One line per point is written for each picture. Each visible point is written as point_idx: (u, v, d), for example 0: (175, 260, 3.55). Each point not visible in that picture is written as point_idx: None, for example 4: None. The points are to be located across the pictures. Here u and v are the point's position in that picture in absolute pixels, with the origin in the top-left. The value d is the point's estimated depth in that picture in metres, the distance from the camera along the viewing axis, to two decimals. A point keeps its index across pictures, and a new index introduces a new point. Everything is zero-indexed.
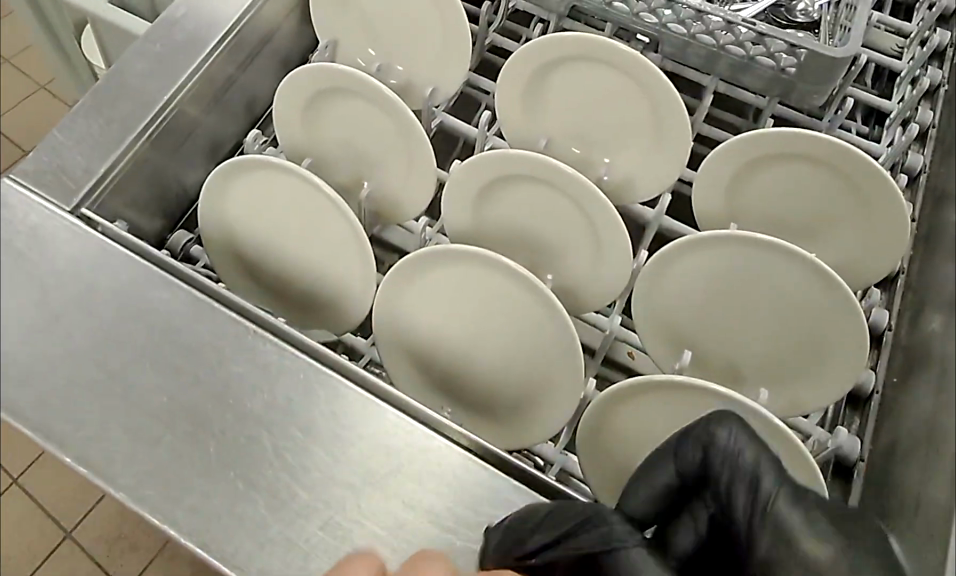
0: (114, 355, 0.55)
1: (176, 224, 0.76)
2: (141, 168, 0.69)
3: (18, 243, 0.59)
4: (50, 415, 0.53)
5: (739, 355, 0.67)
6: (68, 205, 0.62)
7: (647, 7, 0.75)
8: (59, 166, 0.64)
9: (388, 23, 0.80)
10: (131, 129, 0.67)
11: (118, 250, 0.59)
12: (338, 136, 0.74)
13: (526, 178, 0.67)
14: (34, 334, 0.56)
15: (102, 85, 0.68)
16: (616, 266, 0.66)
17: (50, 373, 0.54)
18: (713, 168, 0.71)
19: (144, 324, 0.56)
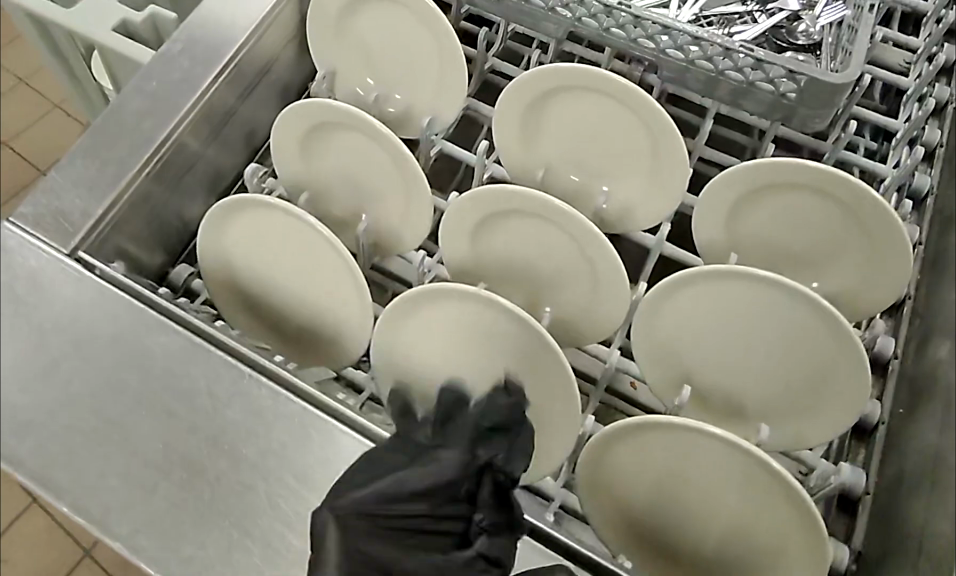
0: (111, 402, 0.56)
1: (178, 258, 0.76)
2: (140, 206, 0.69)
3: (18, 289, 0.60)
4: (48, 464, 0.54)
5: (740, 388, 0.67)
6: (66, 248, 0.63)
7: (644, 33, 0.75)
8: (57, 208, 0.65)
9: (385, 52, 0.80)
10: (128, 168, 0.67)
11: (116, 295, 0.60)
12: (335, 169, 0.74)
13: (521, 213, 0.67)
14: (33, 381, 0.56)
15: (100, 124, 0.68)
16: (615, 300, 0.66)
17: (48, 421, 0.55)
18: (712, 198, 0.70)
19: (140, 370, 0.57)
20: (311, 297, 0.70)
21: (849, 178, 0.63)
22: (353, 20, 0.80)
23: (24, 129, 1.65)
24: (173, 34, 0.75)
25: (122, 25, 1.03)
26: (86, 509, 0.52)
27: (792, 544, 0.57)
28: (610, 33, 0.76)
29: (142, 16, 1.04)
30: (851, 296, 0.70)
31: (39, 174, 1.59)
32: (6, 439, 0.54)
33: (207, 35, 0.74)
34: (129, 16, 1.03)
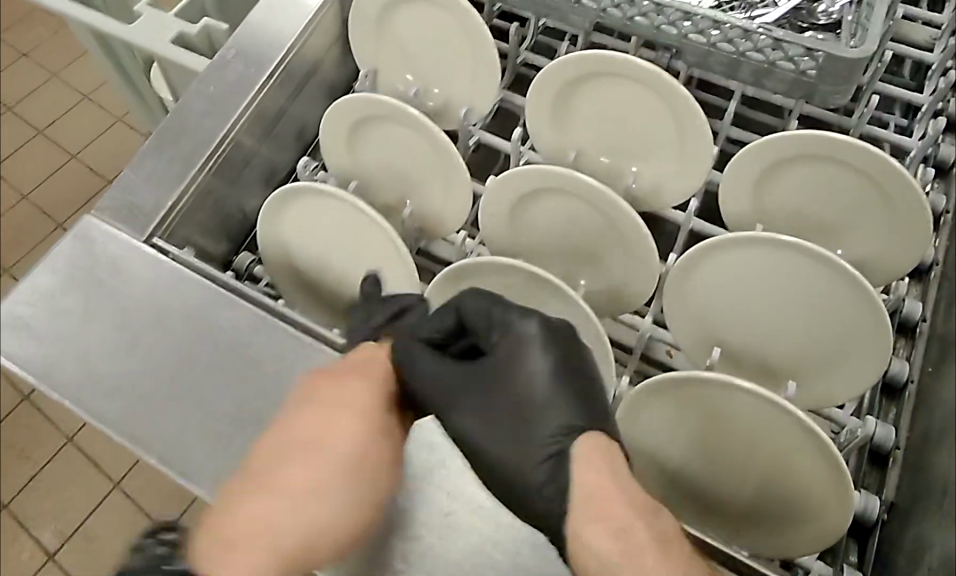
0: (189, 369, 0.62)
1: (240, 247, 0.83)
2: (204, 199, 0.75)
3: (102, 273, 0.67)
4: (138, 423, 0.61)
5: (767, 348, 0.70)
6: (142, 236, 0.69)
7: (667, 20, 0.79)
8: (131, 201, 0.71)
9: (422, 49, 0.85)
10: (192, 164, 0.73)
11: (188, 276, 0.66)
12: (381, 159, 0.80)
13: (555, 192, 0.71)
14: (120, 353, 0.63)
15: (166, 125, 0.75)
16: (647, 271, 0.70)
17: (136, 387, 0.62)
18: (737, 171, 0.74)
19: (213, 341, 0.64)
20: (363, 277, 0.75)
21: (864, 146, 0.66)
22: (391, 21, 0.85)
23: (90, 142, 1.76)
24: (228, 41, 0.81)
25: (180, 37, 1.11)
26: (173, 464, 0.59)
27: (817, 491, 0.61)
28: (633, 22, 0.81)
29: (197, 29, 1.11)
30: (876, 262, 0.73)
31: (106, 183, 1.70)
32: (101, 404, 0.61)
33: (257, 40, 0.80)
34: (186, 29, 1.11)
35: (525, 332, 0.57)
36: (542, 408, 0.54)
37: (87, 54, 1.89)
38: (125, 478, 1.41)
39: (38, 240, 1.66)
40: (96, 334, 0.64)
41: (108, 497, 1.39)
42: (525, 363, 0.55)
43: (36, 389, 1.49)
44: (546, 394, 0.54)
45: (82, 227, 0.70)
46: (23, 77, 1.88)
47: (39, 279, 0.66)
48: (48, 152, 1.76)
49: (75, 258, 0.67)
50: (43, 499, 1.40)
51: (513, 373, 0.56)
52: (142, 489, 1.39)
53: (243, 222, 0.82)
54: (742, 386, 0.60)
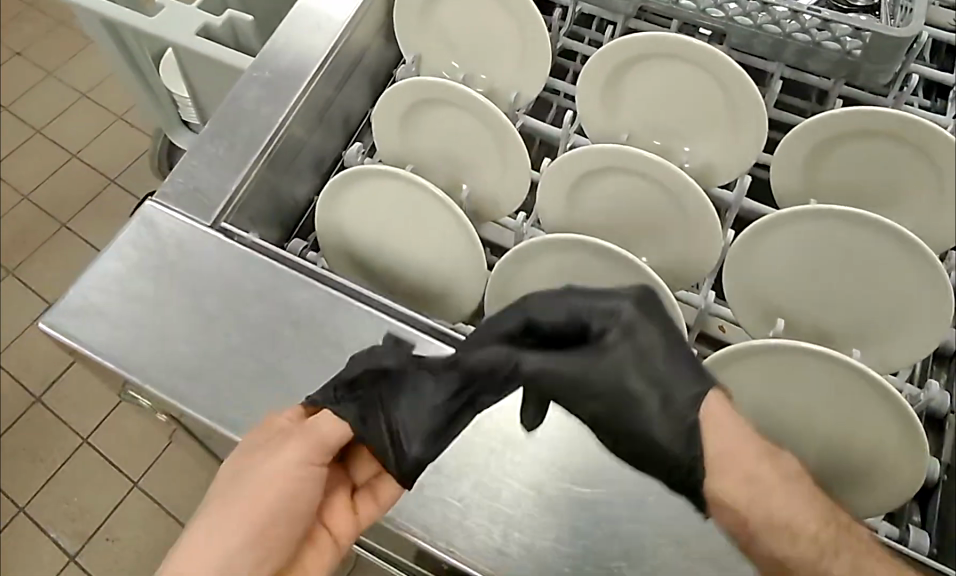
0: (268, 350, 0.62)
1: (291, 233, 0.82)
2: (263, 186, 0.75)
3: (171, 258, 0.67)
4: (220, 404, 0.60)
5: (826, 317, 0.72)
6: (208, 221, 0.69)
7: (714, 3, 0.80)
8: (195, 187, 0.71)
9: (468, 35, 0.85)
10: (253, 149, 0.73)
11: (259, 259, 0.66)
12: (433, 143, 0.80)
13: (614, 170, 0.72)
14: (197, 336, 0.63)
15: (225, 112, 0.75)
16: (709, 243, 0.71)
17: (216, 369, 0.61)
18: (788, 152, 0.76)
19: (289, 321, 0.63)
20: (424, 258, 0.76)
21: (904, 115, 0.68)
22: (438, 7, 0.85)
23: (91, 141, 1.73)
24: (279, 27, 0.81)
25: (205, 29, 1.10)
26: None
27: (892, 446, 0.63)
28: (680, 5, 0.82)
29: (222, 20, 1.10)
30: (927, 233, 0.75)
31: (108, 182, 1.68)
32: (180, 386, 0.61)
33: (308, 27, 0.80)
34: (210, 20, 1.10)
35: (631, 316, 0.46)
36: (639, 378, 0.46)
37: (84, 53, 1.86)
38: (143, 478, 1.38)
39: (41, 241, 1.63)
40: (172, 317, 0.63)
41: (126, 498, 1.36)
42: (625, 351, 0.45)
43: (48, 391, 1.46)
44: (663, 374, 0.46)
45: (146, 213, 0.69)
46: (18, 76, 1.84)
47: (111, 267, 0.66)
48: (47, 152, 1.73)
49: (143, 247, 0.67)
50: (60, 501, 1.37)
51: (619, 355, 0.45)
52: (162, 485, 1.37)
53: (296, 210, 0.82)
54: (813, 351, 0.61)
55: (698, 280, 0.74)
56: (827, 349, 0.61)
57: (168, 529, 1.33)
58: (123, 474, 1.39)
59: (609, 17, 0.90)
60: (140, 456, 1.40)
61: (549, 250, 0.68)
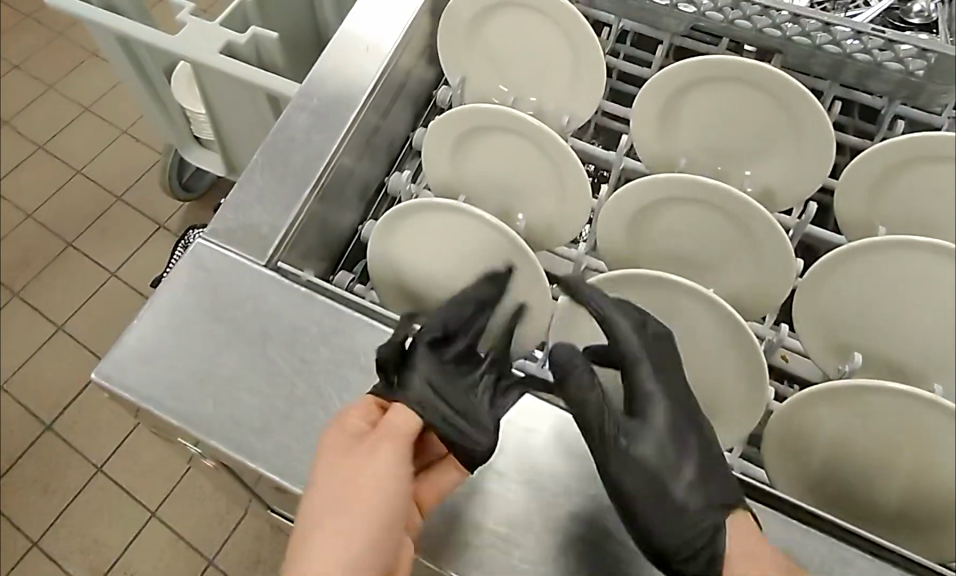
0: (338, 399, 0.59)
1: (337, 265, 0.78)
2: (315, 219, 0.72)
3: (227, 301, 0.63)
4: (290, 459, 0.57)
5: (899, 352, 0.68)
6: (263, 259, 0.66)
7: (772, 22, 0.77)
8: (247, 223, 0.68)
9: (516, 57, 0.83)
10: (306, 181, 0.70)
11: (321, 301, 0.63)
12: (487, 171, 0.78)
13: (679, 200, 0.70)
14: (260, 386, 0.60)
15: (274, 142, 0.72)
16: (780, 274, 0.69)
17: (283, 421, 0.58)
18: (854, 176, 0.74)
19: (359, 367, 0.60)
20: None
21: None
22: (483, 28, 0.83)
23: (96, 156, 1.68)
24: (323, 52, 0.78)
25: (229, 47, 1.06)
26: None
27: None
28: (735, 24, 0.79)
29: (246, 38, 1.07)
30: None
31: (115, 200, 1.63)
32: (247, 440, 0.57)
33: (354, 51, 0.77)
34: (234, 38, 1.06)
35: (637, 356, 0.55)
36: (648, 409, 0.53)
37: (87, 65, 1.81)
38: (160, 506, 1.34)
39: (47, 261, 1.58)
40: (233, 365, 0.60)
41: (142, 527, 1.32)
42: (634, 376, 0.54)
43: (60, 416, 1.42)
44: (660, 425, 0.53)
45: (197, 252, 0.66)
46: (18, 90, 1.79)
47: (164, 312, 0.63)
48: (51, 168, 1.68)
49: (196, 290, 0.64)
50: (75, 534, 1.33)
51: (631, 436, 0.52)
52: (179, 513, 1.33)
53: (344, 241, 0.78)
54: (890, 389, 0.58)
55: (766, 312, 0.72)
56: (903, 387, 0.58)
57: (188, 560, 1.29)
58: (139, 503, 1.34)
59: (655, 34, 0.88)
60: (154, 484, 1.36)
61: (621, 287, 0.66)
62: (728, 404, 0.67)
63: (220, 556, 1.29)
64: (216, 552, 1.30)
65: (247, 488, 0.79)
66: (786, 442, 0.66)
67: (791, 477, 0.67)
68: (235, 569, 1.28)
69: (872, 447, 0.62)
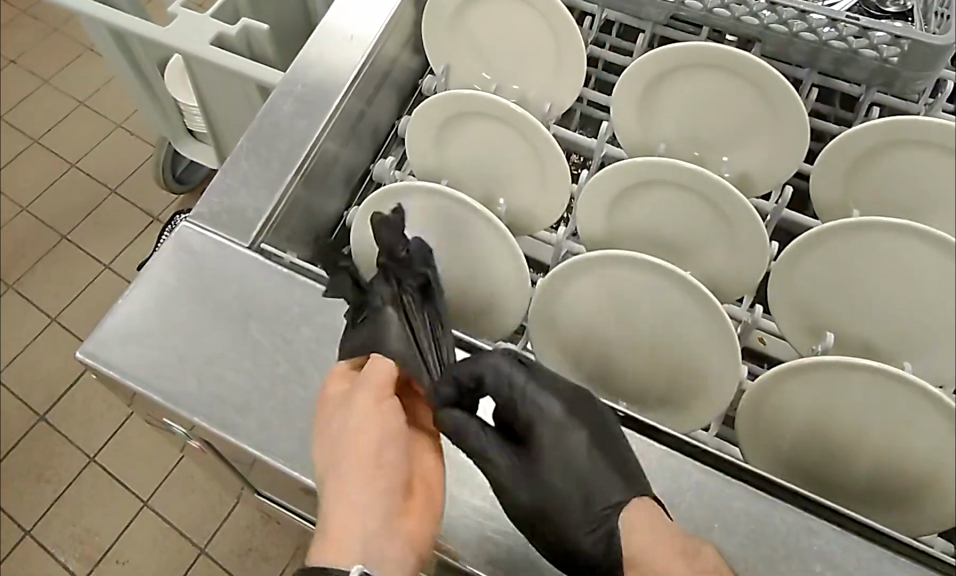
0: (318, 377, 0.60)
1: None
2: (299, 204, 0.73)
3: (212, 281, 0.65)
4: (271, 436, 0.58)
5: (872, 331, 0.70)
6: (246, 242, 0.67)
7: (749, 11, 0.76)
8: (231, 206, 0.69)
9: (499, 45, 0.84)
10: (289, 166, 0.71)
11: (303, 281, 0.64)
12: (470, 157, 0.79)
13: (656, 184, 0.71)
14: (242, 365, 0.61)
15: (258, 127, 0.73)
16: (753, 256, 0.70)
17: (264, 399, 0.59)
18: (830, 160, 0.76)
19: (339, 346, 0.62)
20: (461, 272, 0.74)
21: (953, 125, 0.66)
22: (467, 16, 0.84)
23: (89, 151, 1.70)
24: (309, 40, 0.79)
25: (219, 39, 1.07)
26: (313, 473, 0.57)
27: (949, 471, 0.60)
28: (713, 13, 0.78)
29: (237, 29, 1.08)
30: None
31: (109, 192, 1.64)
32: (229, 417, 0.59)
33: (338, 39, 0.78)
34: (225, 30, 1.07)
35: (549, 411, 0.55)
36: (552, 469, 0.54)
37: (82, 59, 1.83)
38: (152, 496, 1.35)
39: (41, 254, 1.60)
40: (217, 344, 0.62)
41: (134, 517, 1.33)
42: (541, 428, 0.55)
43: (54, 407, 1.44)
44: (585, 467, 0.53)
45: (183, 234, 0.67)
46: (13, 84, 1.81)
47: (150, 293, 0.64)
48: (46, 162, 1.70)
49: (181, 272, 0.65)
50: (67, 523, 1.34)
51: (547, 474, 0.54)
52: (171, 503, 1.34)
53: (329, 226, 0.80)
54: (861, 365, 0.59)
55: (741, 295, 0.74)
56: (873, 363, 0.59)
57: (180, 549, 1.30)
58: (131, 493, 1.35)
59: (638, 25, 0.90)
60: (145, 474, 1.37)
61: (598, 265, 0.67)
62: (702, 382, 0.68)
63: (212, 545, 1.31)
64: (208, 541, 1.31)
65: (234, 471, 0.81)
66: (759, 418, 0.67)
67: (763, 452, 0.68)
68: (226, 558, 1.30)
69: (846, 425, 0.63)
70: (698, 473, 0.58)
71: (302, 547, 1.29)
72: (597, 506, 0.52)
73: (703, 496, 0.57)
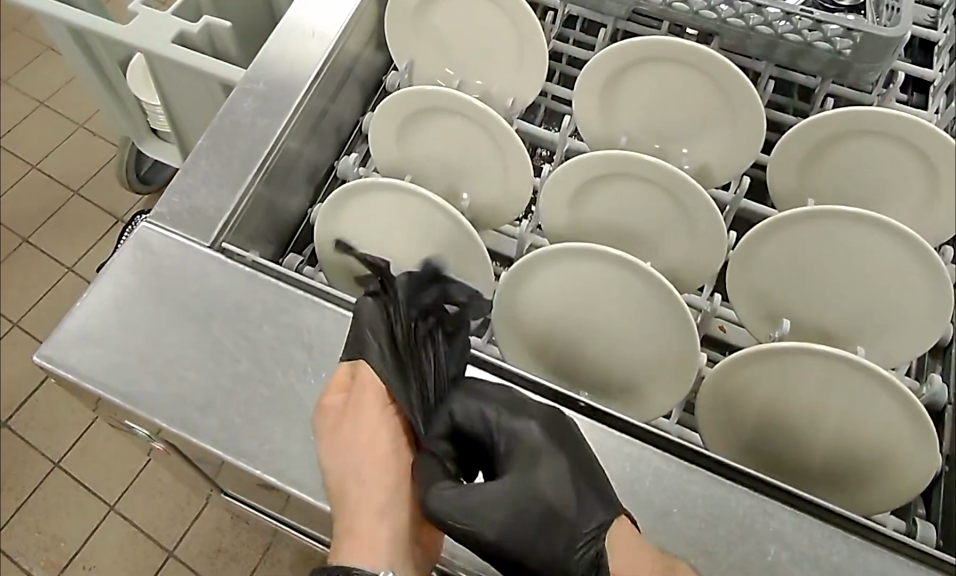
0: (281, 375, 0.60)
1: (286, 248, 0.79)
2: (262, 202, 0.73)
3: (174, 281, 0.64)
4: (234, 435, 0.58)
5: (826, 317, 0.72)
6: (207, 241, 0.67)
7: (707, 5, 0.78)
8: (192, 206, 0.69)
9: (461, 41, 0.85)
10: (251, 164, 0.71)
11: (265, 280, 0.64)
12: (433, 153, 0.79)
13: (617, 177, 0.72)
14: (204, 364, 0.61)
15: (219, 125, 0.73)
16: (712, 246, 0.71)
17: (226, 399, 0.59)
18: (786, 151, 0.77)
19: (301, 344, 0.62)
20: None
21: (945, 139, 0.68)
22: (428, 13, 0.84)
23: (50, 152, 1.67)
24: (270, 37, 0.79)
25: (180, 36, 1.06)
26: (276, 471, 0.57)
27: (900, 450, 0.62)
28: (672, 7, 0.80)
29: (198, 27, 1.07)
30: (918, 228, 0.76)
31: (71, 194, 1.62)
32: (191, 416, 0.59)
33: (299, 36, 0.78)
34: (185, 27, 1.06)
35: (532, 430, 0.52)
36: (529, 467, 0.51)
37: (42, 59, 1.80)
38: (120, 501, 1.34)
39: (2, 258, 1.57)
40: (179, 344, 0.61)
41: (101, 522, 1.32)
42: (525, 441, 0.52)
43: (17, 413, 1.42)
44: None
45: (142, 235, 0.67)
46: None
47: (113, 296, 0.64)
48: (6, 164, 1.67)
49: (141, 272, 0.65)
50: (32, 530, 1.32)
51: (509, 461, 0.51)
52: (139, 505, 1.33)
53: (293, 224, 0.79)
54: (817, 351, 0.61)
55: (702, 284, 0.75)
56: (830, 349, 0.60)
57: (148, 553, 1.29)
58: (98, 498, 1.34)
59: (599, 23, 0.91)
60: (112, 480, 1.35)
61: (559, 259, 0.68)
62: (661, 372, 0.70)
63: (181, 548, 1.30)
64: (176, 543, 1.30)
65: (199, 473, 0.80)
66: (720, 407, 0.68)
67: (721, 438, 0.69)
68: (195, 561, 1.29)
69: (805, 412, 0.65)
70: (656, 459, 0.59)
71: (272, 547, 1.29)
72: (574, 522, 0.49)
73: (664, 484, 0.58)
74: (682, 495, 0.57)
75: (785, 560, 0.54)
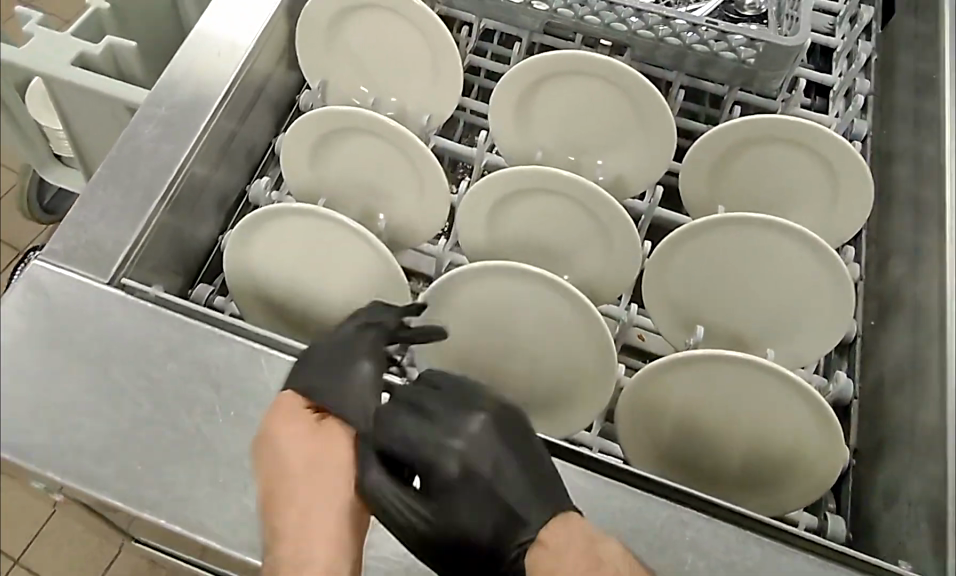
0: (186, 416, 0.58)
1: (196, 277, 0.77)
2: (166, 232, 0.70)
3: (70, 322, 0.61)
4: (137, 482, 0.55)
5: (737, 322, 0.73)
6: (105, 278, 0.64)
7: (617, 16, 0.78)
8: (89, 239, 0.66)
9: (374, 58, 0.83)
10: (154, 192, 0.68)
11: (169, 316, 0.62)
12: (347, 172, 0.78)
13: (533, 191, 0.72)
14: (104, 409, 0.58)
15: (118, 152, 0.69)
16: (627, 257, 0.72)
17: (128, 445, 0.57)
18: (696, 160, 0.77)
19: (209, 382, 0.60)
20: (340, 291, 0.73)
21: (847, 146, 0.71)
22: (339, 31, 0.83)
23: None
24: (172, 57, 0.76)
25: (80, 58, 1.02)
26: (182, 518, 0.54)
27: (809, 452, 0.64)
28: (584, 20, 0.80)
29: (99, 48, 1.03)
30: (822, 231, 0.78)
31: None
32: (89, 466, 0.56)
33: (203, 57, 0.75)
34: (85, 49, 1.02)
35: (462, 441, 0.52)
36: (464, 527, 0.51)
37: None
38: (24, 553, 1.25)
39: None
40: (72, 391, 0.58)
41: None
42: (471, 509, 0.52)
43: None
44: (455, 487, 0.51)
45: (32, 274, 0.63)
46: None
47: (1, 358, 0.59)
48: None
49: (31, 314, 0.61)
50: None
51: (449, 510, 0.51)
52: (41, 557, 1.23)
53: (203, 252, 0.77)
54: (729, 357, 0.62)
55: (619, 295, 0.75)
56: (742, 354, 0.62)
57: None
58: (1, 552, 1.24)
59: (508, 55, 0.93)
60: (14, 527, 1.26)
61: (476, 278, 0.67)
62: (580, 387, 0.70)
63: None
64: None
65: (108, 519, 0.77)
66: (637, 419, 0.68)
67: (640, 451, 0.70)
68: None
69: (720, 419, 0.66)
70: (577, 476, 0.59)
71: None
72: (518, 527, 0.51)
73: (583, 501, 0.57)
74: (602, 511, 0.57)
75: (702, 569, 0.55)
